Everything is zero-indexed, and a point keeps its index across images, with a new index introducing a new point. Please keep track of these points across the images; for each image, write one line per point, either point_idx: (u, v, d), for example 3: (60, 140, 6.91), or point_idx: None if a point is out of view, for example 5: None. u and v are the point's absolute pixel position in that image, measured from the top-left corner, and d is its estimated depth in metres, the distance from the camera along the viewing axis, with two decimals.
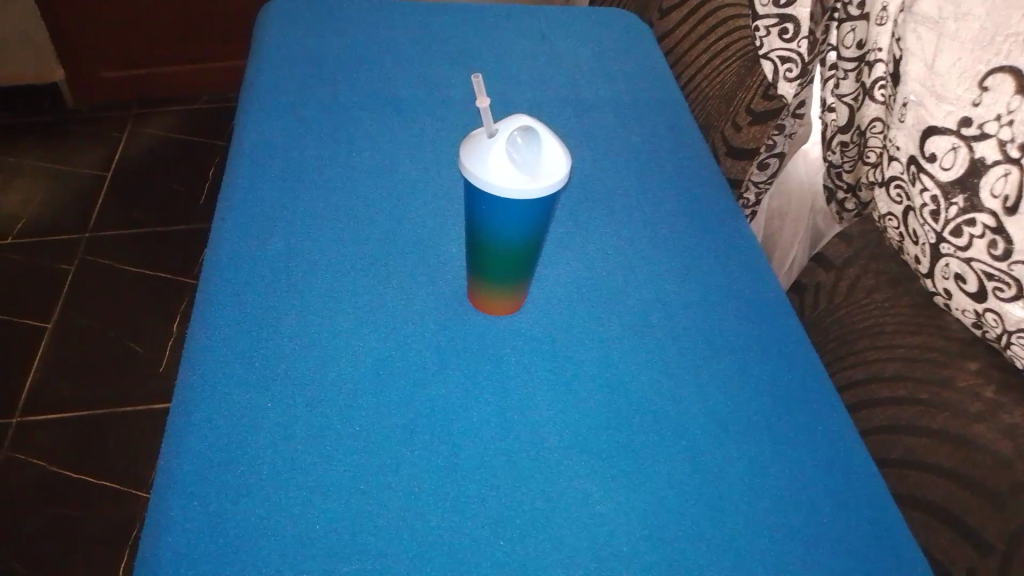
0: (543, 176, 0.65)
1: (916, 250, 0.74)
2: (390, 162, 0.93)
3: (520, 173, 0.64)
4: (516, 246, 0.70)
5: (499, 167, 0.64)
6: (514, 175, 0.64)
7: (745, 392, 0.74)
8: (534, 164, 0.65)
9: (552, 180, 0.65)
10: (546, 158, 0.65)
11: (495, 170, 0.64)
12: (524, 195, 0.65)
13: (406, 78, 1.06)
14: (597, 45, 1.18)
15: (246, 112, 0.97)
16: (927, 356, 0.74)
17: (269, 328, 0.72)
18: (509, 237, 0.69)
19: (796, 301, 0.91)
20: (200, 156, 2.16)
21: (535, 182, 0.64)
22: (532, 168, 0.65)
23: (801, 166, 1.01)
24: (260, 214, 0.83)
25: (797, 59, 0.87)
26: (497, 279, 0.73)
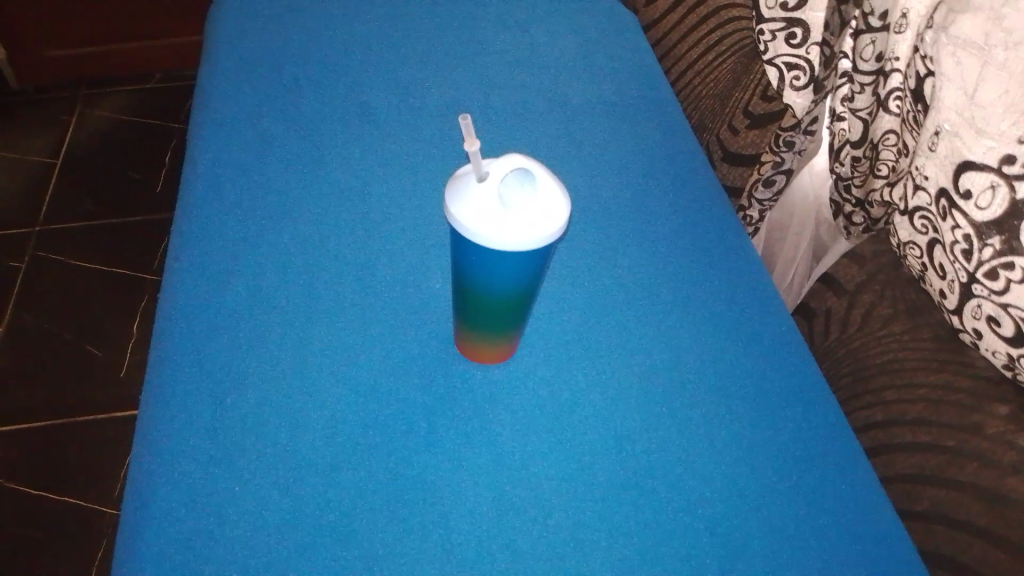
0: (539, 225, 0.57)
1: (942, 285, 0.69)
2: (362, 175, 0.84)
3: (512, 220, 0.57)
4: (508, 294, 0.62)
5: (487, 214, 0.57)
6: (503, 223, 0.57)
7: (760, 438, 0.68)
8: (529, 210, 0.57)
9: (549, 229, 0.57)
10: (543, 204, 0.57)
11: (482, 217, 0.57)
12: (514, 245, 0.57)
13: (377, 80, 0.97)
14: (581, 37, 1.09)
15: (199, 126, 0.87)
16: (951, 398, 0.69)
17: (235, 393, 0.63)
18: (501, 286, 0.61)
19: (805, 326, 0.86)
20: (154, 139, 2.03)
21: (528, 232, 0.56)
22: (525, 215, 0.57)
23: (806, 179, 0.94)
24: (219, 245, 0.74)
25: (806, 67, 0.80)
26: (486, 329, 0.66)
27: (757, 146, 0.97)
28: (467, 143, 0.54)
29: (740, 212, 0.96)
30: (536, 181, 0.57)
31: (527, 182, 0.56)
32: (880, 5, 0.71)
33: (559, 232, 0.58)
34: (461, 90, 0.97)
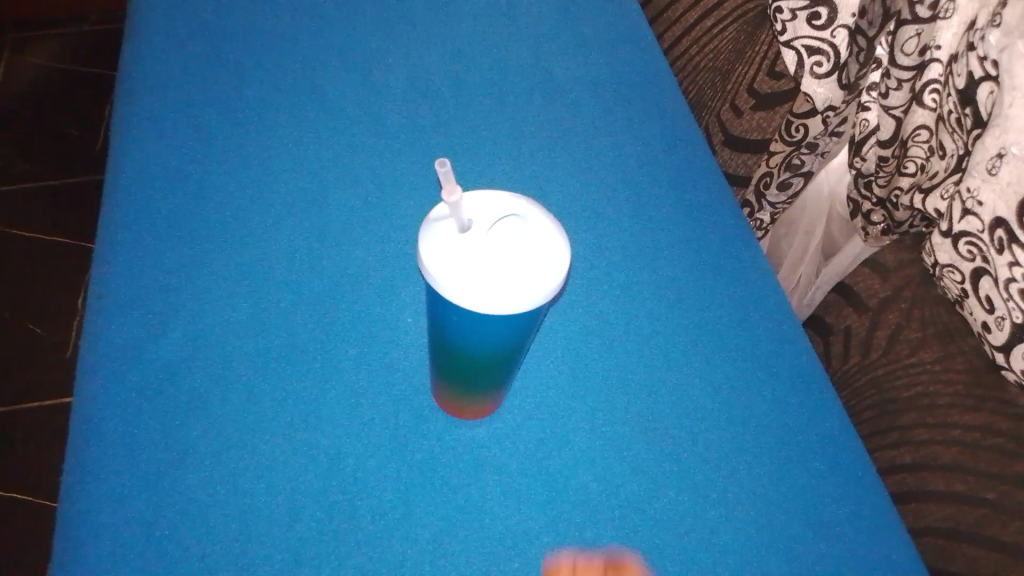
0: (534, 280, 0.47)
1: (987, 318, 0.60)
2: (314, 173, 0.71)
3: (500, 276, 0.47)
4: (495, 352, 0.52)
5: (470, 270, 0.47)
6: (489, 280, 0.46)
7: (781, 497, 0.60)
8: (523, 263, 0.47)
9: (547, 286, 0.47)
10: (539, 254, 0.47)
11: (463, 272, 0.47)
12: (503, 307, 0.47)
13: (332, 49, 0.82)
14: None
15: (122, 116, 0.73)
16: (987, 444, 0.62)
17: (175, 473, 0.53)
18: (485, 346, 0.51)
19: (822, 347, 0.78)
20: (95, 87, 1.74)
21: (521, 291, 0.46)
22: (516, 270, 0.46)
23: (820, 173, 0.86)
24: (147, 276, 0.62)
25: (829, 52, 0.71)
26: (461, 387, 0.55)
27: (764, 130, 0.86)
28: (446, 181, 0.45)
29: (748, 212, 0.89)
30: (529, 227, 0.47)
31: (519, 228, 0.47)
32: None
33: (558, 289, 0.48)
34: (431, 64, 0.83)
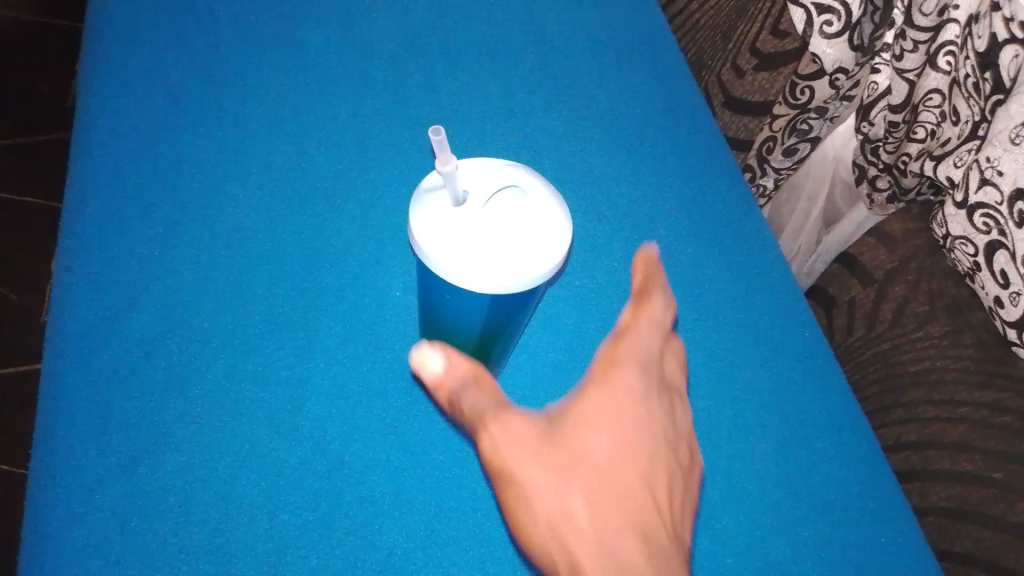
0: (532, 256, 0.44)
1: (999, 292, 0.58)
2: (295, 138, 0.66)
3: (497, 251, 0.43)
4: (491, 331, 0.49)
5: (464, 243, 0.43)
6: (488, 250, 0.43)
7: (786, 479, 0.58)
8: (521, 238, 0.44)
9: (545, 262, 0.44)
10: (538, 228, 0.44)
11: (457, 247, 0.44)
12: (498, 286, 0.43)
13: (310, 1, 0.76)
14: None
15: (88, 76, 0.68)
16: (998, 422, 0.60)
17: (151, 458, 0.50)
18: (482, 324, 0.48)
19: (825, 320, 0.76)
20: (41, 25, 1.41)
21: (519, 267, 0.43)
22: (514, 244, 0.43)
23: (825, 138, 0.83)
24: (118, 250, 0.58)
25: (840, 11, 0.67)
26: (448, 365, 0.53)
27: (766, 92, 0.83)
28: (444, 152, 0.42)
29: (750, 177, 0.86)
30: (528, 199, 0.44)
31: (518, 200, 0.44)
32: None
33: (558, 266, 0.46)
34: (419, 19, 0.78)
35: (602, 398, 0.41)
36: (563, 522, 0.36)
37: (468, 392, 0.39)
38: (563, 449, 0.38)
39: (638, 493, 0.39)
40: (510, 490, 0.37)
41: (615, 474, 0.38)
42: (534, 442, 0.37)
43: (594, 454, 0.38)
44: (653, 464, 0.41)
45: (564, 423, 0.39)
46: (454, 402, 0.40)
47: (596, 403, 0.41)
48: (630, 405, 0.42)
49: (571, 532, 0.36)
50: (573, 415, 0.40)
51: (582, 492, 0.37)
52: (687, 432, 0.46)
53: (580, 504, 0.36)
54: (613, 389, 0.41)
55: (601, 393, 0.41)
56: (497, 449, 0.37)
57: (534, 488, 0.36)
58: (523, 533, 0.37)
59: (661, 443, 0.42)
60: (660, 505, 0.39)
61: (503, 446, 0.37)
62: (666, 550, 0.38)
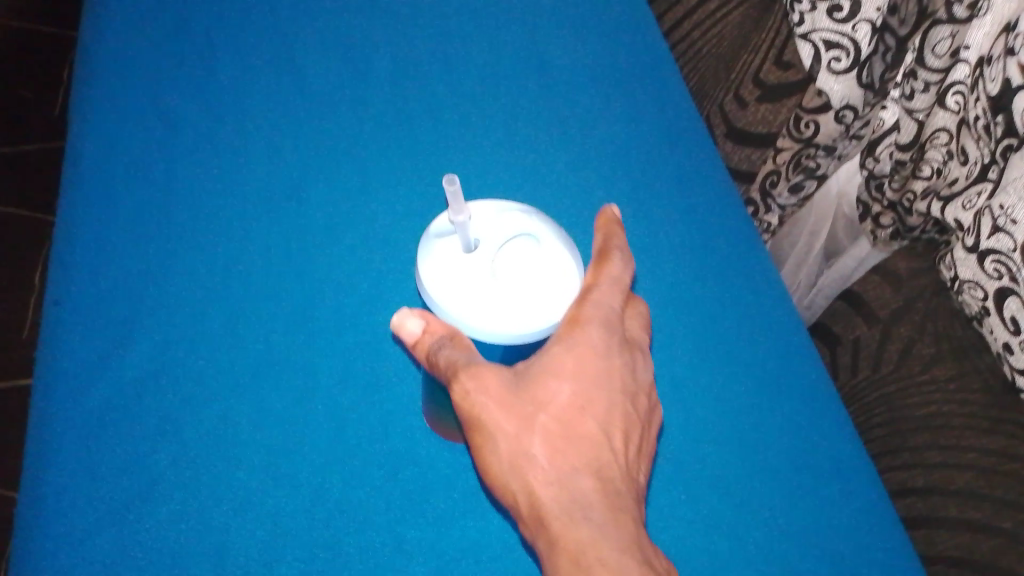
0: (539, 307, 0.41)
1: (1010, 339, 0.58)
2: (287, 160, 0.64)
3: (502, 300, 0.41)
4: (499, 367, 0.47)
5: (469, 290, 0.41)
6: (494, 299, 0.41)
7: (792, 527, 0.57)
8: (529, 286, 0.41)
9: (552, 314, 0.41)
10: (548, 277, 0.41)
11: (460, 291, 0.42)
12: (504, 336, 0.41)
13: (310, 18, 0.74)
14: None
15: (81, 98, 0.66)
16: (1005, 470, 0.59)
17: (143, 505, 0.49)
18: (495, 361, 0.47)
19: (830, 358, 0.77)
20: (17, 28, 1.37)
21: (523, 318, 0.41)
22: (523, 294, 0.41)
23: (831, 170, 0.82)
24: (109, 282, 0.57)
25: (849, 47, 0.67)
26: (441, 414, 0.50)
27: (769, 123, 0.82)
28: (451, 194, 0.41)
29: (754, 212, 0.86)
30: (544, 247, 0.42)
31: (532, 249, 0.41)
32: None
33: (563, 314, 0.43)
34: (417, 36, 0.75)
35: (561, 358, 0.43)
36: (524, 458, 0.42)
37: (447, 350, 0.43)
38: (524, 404, 0.43)
39: (592, 436, 0.44)
40: (479, 436, 0.43)
41: (570, 423, 0.43)
42: (498, 393, 0.42)
43: (552, 411, 0.43)
44: (610, 414, 0.44)
45: (529, 386, 0.43)
46: (433, 361, 0.43)
47: (555, 367, 0.43)
48: (585, 372, 0.43)
49: (530, 472, 0.42)
50: (534, 371, 0.43)
51: (540, 439, 0.42)
52: (648, 386, 0.47)
53: (537, 445, 0.42)
54: (571, 339, 0.43)
55: (565, 347, 0.43)
56: (468, 398, 0.42)
57: (502, 434, 0.43)
58: (491, 472, 0.44)
59: (615, 396, 0.45)
60: (616, 453, 0.44)
61: (475, 399, 0.42)
62: (615, 472, 0.44)
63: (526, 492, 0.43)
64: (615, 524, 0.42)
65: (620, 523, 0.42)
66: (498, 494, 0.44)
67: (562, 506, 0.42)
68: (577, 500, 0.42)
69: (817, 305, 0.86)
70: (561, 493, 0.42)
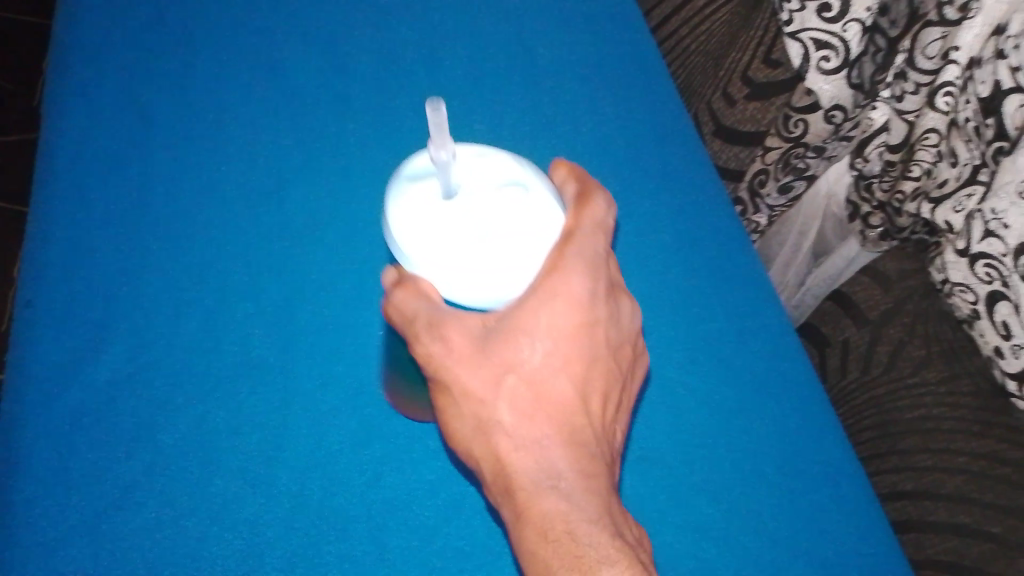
0: (521, 259, 0.40)
1: (999, 343, 0.58)
2: (270, 161, 0.62)
3: (485, 255, 0.39)
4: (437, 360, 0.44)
5: (450, 242, 0.39)
6: (476, 251, 0.39)
7: (782, 531, 0.56)
8: (513, 238, 0.39)
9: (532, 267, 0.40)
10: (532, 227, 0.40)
11: (439, 244, 0.39)
12: (485, 293, 0.40)
13: (292, 15, 0.72)
14: None
15: (53, 93, 0.64)
16: (994, 473, 0.59)
17: (118, 515, 0.47)
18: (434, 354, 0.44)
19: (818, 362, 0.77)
20: None
21: (505, 273, 0.39)
22: (508, 249, 0.39)
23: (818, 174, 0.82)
24: (85, 286, 0.55)
25: (838, 47, 0.66)
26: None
27: (757, 121, 0.81)
28: (443, 143, 0.38)
29: (742, 213, 0.85)
30: (531, 196, 0.40)
31: (519, 201, 0.40)
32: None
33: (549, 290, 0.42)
34: (405, 34, 0.74)
35: (536, 311, 0.41)
36: (493, 423, 0.43)
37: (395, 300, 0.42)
38: (494, 364, 0.42)
39: (568, 398, 0.44)
40: (445, 396, 0.44)
41: (543, 384, 0.43)
42: (464, 353, 0.42)
43: (521, 371, 0.42)
44: (589, 371, 0.44)
45: (499, 342, 0.41)
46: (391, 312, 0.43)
47: (529, 321, 0.41)
48: (558, 327, 0.42)
49: (499, 438, 0.42)
50: (506, 326, 0.41)
51: (509, 401, 0.42)
52: (632, 333, 0.48)
53: (505, 409, 0.42)
54: (548, 291, 0.41)
55: (542, 301, 0.41)
56: (433, 356, 0.43)
57: (470, 395, 0.43)
58: (457, 436, 0.44)
59: (593, 352, 0.44)
60: (591, 416, 0.44)
61: (440, 357, 0.42)
62: (588, 433, 0.44)
63: (492, 457, 0.43)
64: (586, 491, 0.42)
65: (591, 488, 0.42)
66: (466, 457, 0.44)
67: (532, 473, 0.42)
68: (546, 469, 0.42)
69: (805, 306, 0.85)
70: (531, 458, 0.42)
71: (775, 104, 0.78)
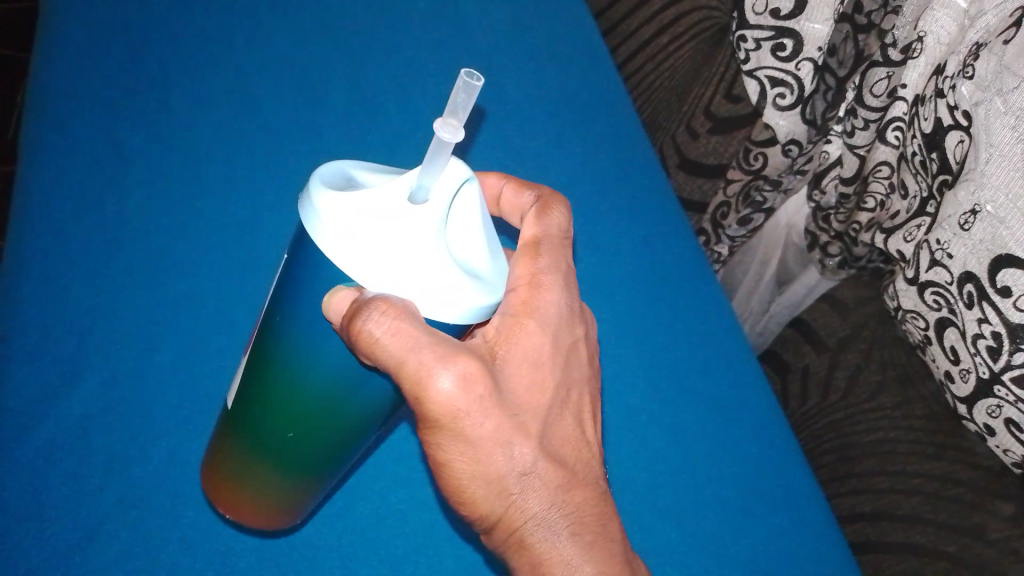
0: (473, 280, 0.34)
1: (950, 367, 0.61)
2: (243, 196, 0.63)
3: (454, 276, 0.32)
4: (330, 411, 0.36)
5: (419, 257, 0.31)
6: (439, 272, 0.31)
7: (747, 553, 0.57)
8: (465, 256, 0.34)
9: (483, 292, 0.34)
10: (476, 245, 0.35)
11: (401, 261, 0.31)
12: (453, 317, 0.32)
13: (264, 56, 0.73)
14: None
15: (27, 125, 0.63)
16: (947, 494, 0.61)
17: (91, 549, 0.45)
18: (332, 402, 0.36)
19: (778, 390, 0.79)
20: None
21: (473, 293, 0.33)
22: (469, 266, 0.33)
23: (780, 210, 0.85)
24: (61, 316, 0.53)
25: (793, 85, 0.69)
26: (259, 468, 0.40)
27: (720, 155, 0.84)
28: (450, 135, 0.32)
29: (705, 244, 0.87)
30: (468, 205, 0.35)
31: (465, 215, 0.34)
32: (903, 35, 0.62)
33: (546, 314, 0.39)
34: (373, 73, 0.76)
35: (536, 338, 0.39)
36: (520, 472, 0.38)
37: (380, 324, 0.31)
38: (511, 404, 0.37)
39: (571, 431, 0.42)
40: (463, 451, 0.36)
41: (555, 420, 0.41)
42: (486, 394, 0.35)
43: (534, 404, 0.39)
44: (581, 395, 0.43)
45: (508, 374, 0.37)
46: (372, 349, 0.32)
47: (530, 348, 0.38)
48: (559, 351, 0.40)
49: (525, 491, 0.39)
50: (514, 357, 0.38)
51: (538, 445, 0.39)
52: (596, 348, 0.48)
53: (530, 455, 0.38)
54: (543, 316, 0.39)
55: (542, 326, 0.39)
56: (457, 403, 0.34)
57: (492, 445, 0.37)
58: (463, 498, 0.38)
59: (582, 373, 0.43)
60: (590, 445, 0.44)
61: (465, 403, 0.35)
62: (593, 462, 0.43)
63: (512, 514, 0.39)
64: (605, 540, 0.41)
65: (610, 535, 0.42)
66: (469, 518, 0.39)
67: (555, 523, 0.40)
68: (570, 518, 0.40)
69: (769, 332, 0.89)
70: (556, 508, 0.40)
71: (738, 138, 0.82)
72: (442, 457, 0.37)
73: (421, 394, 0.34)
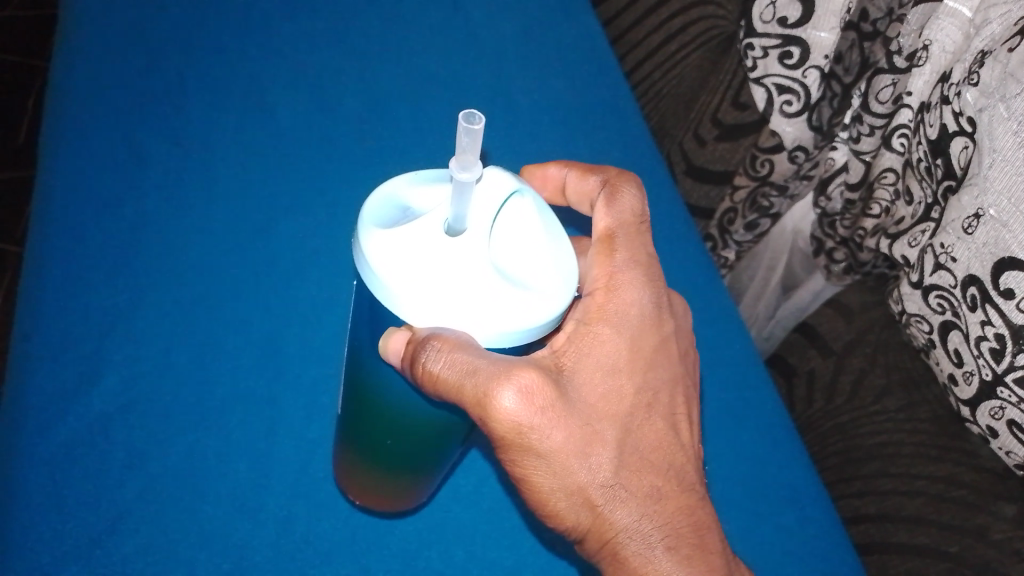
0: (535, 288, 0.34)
1: (954, 370, 0.62)
2: (258, 200, 0.65)
3: (501, 299, 0.32)
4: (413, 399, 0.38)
5: (460, 290, 0.32)
6: (483, 300, 0.32)
7: (753, 552, 0.58)
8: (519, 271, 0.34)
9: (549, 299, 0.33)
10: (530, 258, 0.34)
11: (442, 295, 0.32)
12: (508, 335, 0.33)
13: (277, 62, 0.75)
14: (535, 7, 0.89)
15: (49, 131, 0.65)
16: (951, 496, 0.62)
17: (111, 541, 0.46)
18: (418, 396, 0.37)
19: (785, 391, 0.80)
20: None
21: (529, 307, 0.33)
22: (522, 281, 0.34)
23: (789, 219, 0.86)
24: (81, 315, 0.54)
25: (800, 92, 0.71)
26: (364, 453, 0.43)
27: (727, 161, 0.85)
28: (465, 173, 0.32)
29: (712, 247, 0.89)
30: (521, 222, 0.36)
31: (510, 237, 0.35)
32: (908, 43, 0.63)
33: (619, 323, 0.41)
34: (385, 79, 0.77)
35: (608, 343, 0.40)
36: (600, 483, 0.39)
37: (438, 360, 0.33)
38: (576, 417, 0.38)
39: (663, 434, 0.43)
40: (536, 466, 0.38)
41: (641, 428, 0.41)
42: (548, 405, 0.37)
43: (609, 412, 0.40)
44: (674, 391, 0.44)
45: (578, 383, 0.39)
46: (435, 384, 0.33)
47: (603, 355, 0.40)
48: (636, 354, 0.41)
49: (611, 503, 0.39)
50: (580, 370, 0.39)
51: (613, 455, 0.39)
52: (687, 330, 0.48)
53: (608, 464, 0.39)
54: (620, 320, 0.41)
55: (608, 335, 0.41)
56: (520, 418, 0.36)
57: (565, 455, 0.38)
58: (547, 509, 0.40)
59: (671, 372, 0.44)
60: (685, 448, 0.44)
61: (526, 418, 0.36)
62: (689, 470, 0.44)
63: (603, 529, 0.40)
64: (703, 555, 0.41)
65: (709, 548, 0.42)
66: (562, 530, 0.41)
67: (649, 536, 0.40)
68: (663, 531, 0.41)
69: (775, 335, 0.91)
70: (648, 520, 0.40)
71: (747, 144, 0.83)
72: (524, 472, 0.38)
73: (486, 414, 0.35)
